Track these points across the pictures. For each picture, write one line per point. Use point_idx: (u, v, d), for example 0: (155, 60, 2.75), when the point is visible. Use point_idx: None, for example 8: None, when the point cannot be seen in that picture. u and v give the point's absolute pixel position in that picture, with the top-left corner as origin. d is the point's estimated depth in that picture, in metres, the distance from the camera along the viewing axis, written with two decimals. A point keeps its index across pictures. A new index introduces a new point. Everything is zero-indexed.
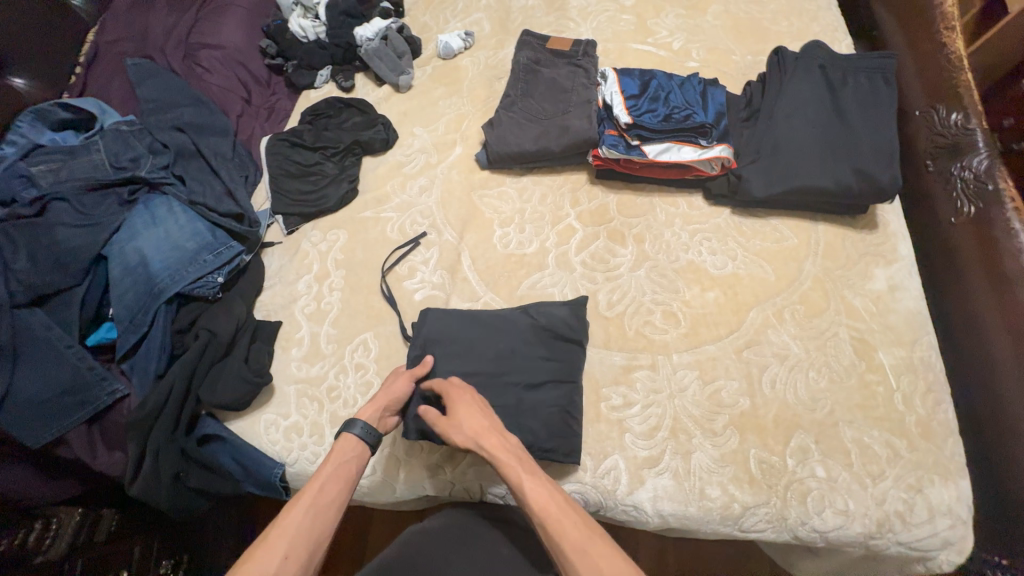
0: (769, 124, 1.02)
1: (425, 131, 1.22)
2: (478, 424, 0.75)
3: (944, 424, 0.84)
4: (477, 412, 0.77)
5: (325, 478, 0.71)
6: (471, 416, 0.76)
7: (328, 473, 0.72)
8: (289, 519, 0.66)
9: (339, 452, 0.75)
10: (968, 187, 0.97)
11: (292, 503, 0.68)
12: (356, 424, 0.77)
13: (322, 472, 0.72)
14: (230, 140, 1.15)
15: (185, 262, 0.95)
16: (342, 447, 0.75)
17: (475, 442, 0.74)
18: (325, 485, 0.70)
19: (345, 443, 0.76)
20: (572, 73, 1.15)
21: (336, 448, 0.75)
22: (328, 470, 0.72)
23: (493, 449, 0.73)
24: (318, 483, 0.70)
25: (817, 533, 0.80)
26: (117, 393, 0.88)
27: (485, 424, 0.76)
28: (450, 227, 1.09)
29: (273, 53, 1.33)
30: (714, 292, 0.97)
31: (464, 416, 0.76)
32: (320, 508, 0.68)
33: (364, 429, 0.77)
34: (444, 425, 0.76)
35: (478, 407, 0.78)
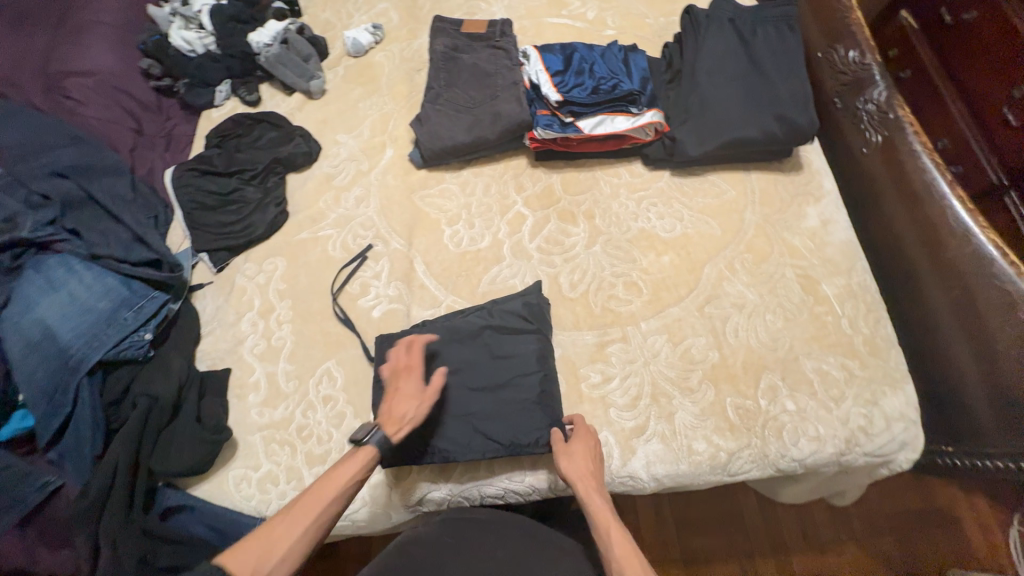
0: (693, 83, 1.05)
1: (350, 137, 1.14)
2: (588, 469, 0.76)
3: (887, 338, 0.92)
4: (589, 458, 0.77)
5: (339, 487, 0.68)
6: (583, 460, 0.76)
7: (344, 485, 0.68)
8: (293, 523, 0.63)
9: (359, 458, 0.71)
10: (873, 117, 1.04)
11: (299, 504, 0.65)
12: (379, 434, 0.73)
13: (338, 480, 0.68)
14: (128, 180, 1.03)
15: (101, 325, 0.84)
16: (363, 457, 0.71)
17: (578, 481, 0.74)
18: (337, 498, 0.67)
19: (365, 454, 0.72)
20: (493, 56, 1.11)
21: (361, 451, 0.72)
22: (346, 482, 0.69)
23: (592, 500, 0.72)
24: (333, 495, 0.67)
25: (796, 461, 0.86)
26: (50, 484, 0.77)
27: (592, 472, 0.76)
28: (396, 235, 1.04)
29: (158, 73, 1.19)
30: (668, 255, 0.99)
31: (579, 458, 0.76)
32: (324, 518, 0.66)
33: (385, 439, 0.73)
34: (564, 456, 0.76)
35: (595, 453, 0.78)
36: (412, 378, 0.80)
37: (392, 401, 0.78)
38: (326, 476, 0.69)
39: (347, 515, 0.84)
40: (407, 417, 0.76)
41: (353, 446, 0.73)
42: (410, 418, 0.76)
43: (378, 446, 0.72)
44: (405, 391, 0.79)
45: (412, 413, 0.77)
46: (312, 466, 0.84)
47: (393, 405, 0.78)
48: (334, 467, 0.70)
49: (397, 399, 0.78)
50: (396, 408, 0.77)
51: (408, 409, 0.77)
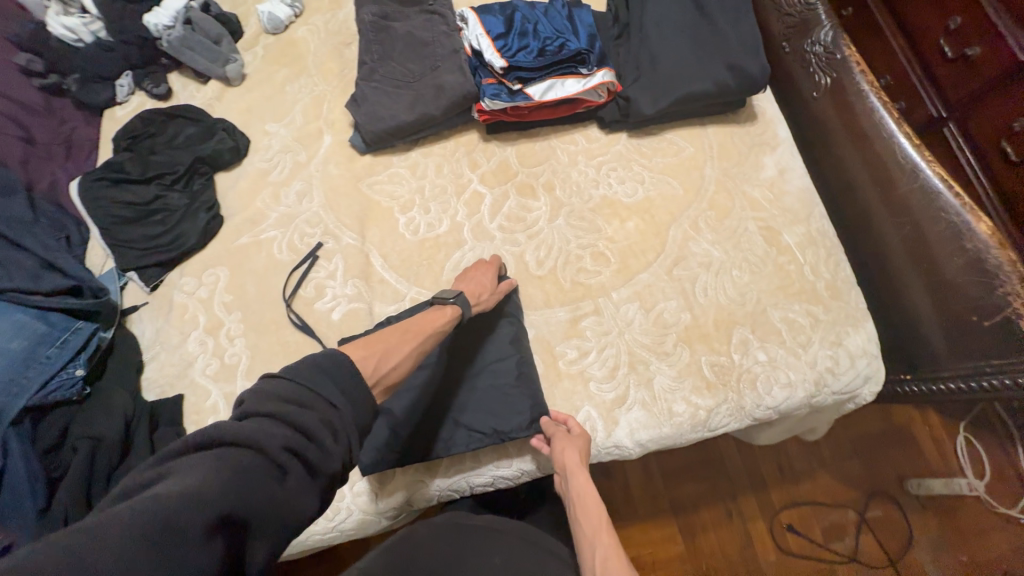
0: (642, 37, 1.00)
1: (281, 126, 1.03)
2: (581, 465, 0.77)
3: (847, 280, 0.95)
4: (582, 455, 0.78)
5: (432, 329, 0.76)
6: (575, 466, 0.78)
7: (437, 328, 0.77)
8: (399, 347, 0.71)
9: (447, 314, 0.79)
10: (822, 59, 1.03)
11: (405, 333, 0.73)
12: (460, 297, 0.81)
13: (434, 324, 0.77)
14: (24, 198, 0.89)
15: (18, 368, 0.75)
16: (448, 312, 0.79)
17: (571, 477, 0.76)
18: (432, 336, 0.76)
19: (450, 311, 0.80)
20: (427, 22, 1.02)
21: (446, 308, 0.80)
22: (439, 327, 0.77)
23: (584, 492, 0.76)
24: (431, 334, 0.76)
25: (771, 409, 0.88)
26: None
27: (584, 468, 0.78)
28: (347, 229, 0.96)
29: (41, 69, 1.02)
30: (633, 221, 0.97)
31: (573, 456, 0.77)
32: (422, 347, 0.74)
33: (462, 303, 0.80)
34: (559, 450, 0.77)
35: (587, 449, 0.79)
36: (488, 270, 0.88)
37: (468, 278, 0.87)
38: (422, 318, 0.77)
39: (331, 526, 0.81)
40: (481, 296, 0.84)
41: (439, 302, 0.81)
42: (482, 301, 0.84)
43: (461, 305, 0.80)
44: (480, 277, 0.86)
45: (486, 296, 0.84)
46: None
47: (467, 283, 0.86)
48: (425, 314, 0.78)
49: (471, 280, 0.86)
50: (472, 286, 0.85)
51: (481, 292, 0.84)
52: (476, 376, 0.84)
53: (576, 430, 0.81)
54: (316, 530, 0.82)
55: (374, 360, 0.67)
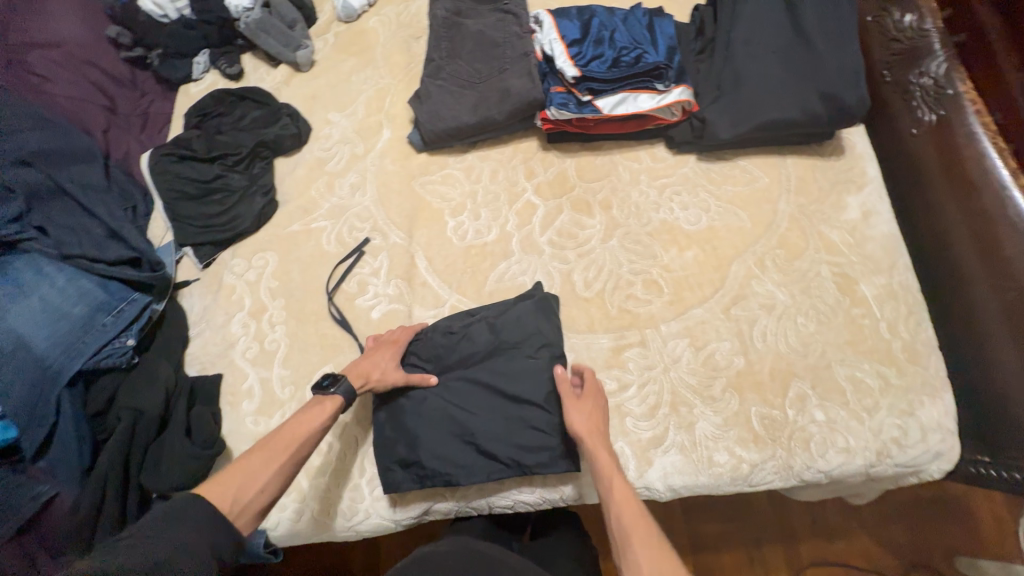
0: (727, 55, 0.92)
1: (343, 116, 1.03)
2: (593, 422, 0.74)
3: (927, 343, 0.85)
4: (592, 413, 0.75)
5: (306, 433, 0.69)
6: (591, 415, 0.75)
7: (311, 432, 0.70)
8: (266, 466, 0.65)
9: (325, 408, 0.72)
10: (928, 93, 0.93)
11: (272, 444, 0.67)
12: (342, 387, 0.74)
13: (309, 424, 0.70)
14: (100, 166, 0.93)
15: (78, 331, 0.78)
16: (328, 407, 0.72)
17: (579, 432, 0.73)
18: (308, 440, 0.69)
19: (331, 403, 0.73)
20: (500, 22, 0.99)
21: (326, 400, 0.73)
22: (316, 428, 0.70)
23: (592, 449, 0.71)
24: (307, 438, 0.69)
25: (822, 473, 0.81)
26: (42, 497, 0.72)
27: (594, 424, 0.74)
28: (395, 227, 0.95)
29: (129, 43, 1.07)
30: (692, 251, 0.91)
31: (579, 412, 0.75)
32: (295, 458, 0.68)
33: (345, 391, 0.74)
34: (568, 409, 0.75)
35: (600, 405, 0.76)
36: (394, 349, 0.82)
37: (364, 361, 0.79)
38: (298, 419, 0.70)
39: (348, 525, 0.81)
40: (376, 377, 0.77)
41: (319, 393, 0.74)
42: (375, 381, 0.77)
43: (344, 394, 0.74)
44: (380, 355, 0.80)
45: (385, 377, 0.78)
46: (312, 477, 0.82)
47: (357, 364, 0.79)
48: (298, 414, 0.71)
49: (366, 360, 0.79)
50: (365, 366, 0.78)
51: (373, 372, 0.78)
52: (505, 401, 0.79)
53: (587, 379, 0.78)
54: (332, 527, 0.81)
55: (232, 494, 0.61)
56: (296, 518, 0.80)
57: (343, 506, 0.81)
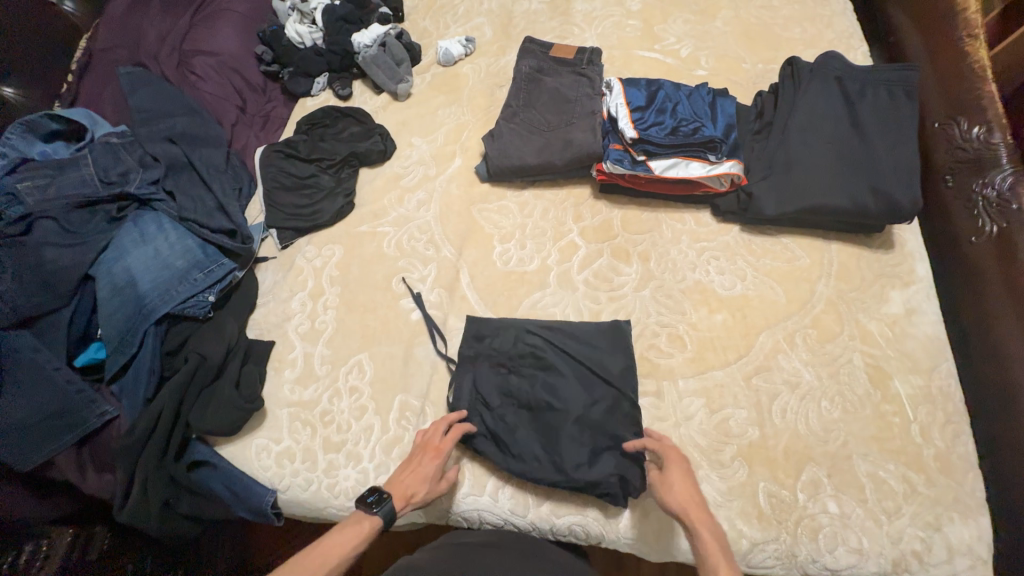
0: (782, 139, 0.97)
1: (424, 142, 1.18)
2: (691, 497, 0.71)
3: (964, 458, 0.80)
4: (689, 486, 0.73)
5: (335, 559, 0.69)
6: (685, 490, 0.72)
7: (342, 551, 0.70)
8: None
9: (362, 529, 0.73)
10: (991, 205, 0.92)
11: (303, 564, 0.68)
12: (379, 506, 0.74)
13: (340, 549, 0.70)
14: (224, 152, 1.12)
15: (173, 281, 0.92)
16: (365, 527, 0.72)
17: (682, 513, 0.70)
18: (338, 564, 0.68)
19: (369, 524, 0.73)
20: (576, 82, 1.11)
21: (365, 519, 0.73)
22: (349, 551, 0.70)
23: (701, 535, 0.67)
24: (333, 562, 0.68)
25: (828, 570, 0.76)
26: (105, 414, 0.89)
27: (696, 501, 0.71)
28: (448, 243, 1.05)
29: (269, 60, 1.30)
30: (721, 314, 0.93)
31: (679, 484, 0.73)
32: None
33: (384, 511, 0.73)
34: (661, 490, 0.73)
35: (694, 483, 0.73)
36: (435, 462, 0.78)
37: (406, 475, 0.78)
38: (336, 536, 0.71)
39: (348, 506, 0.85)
40: (415, 497, 0.76)
41: (360, 510, 0.74)
42: (415, 501, 0.76)
43: (385, 518, 0.73)
44: (421, 470, 0.78)
45: (422, 493, 0.76)
46: (327, 451, 0.88)
47: (402, 479, 0.78)
48: (333, 535, 0.71)
49: (410, 475, 0.78)
50: (407, 485, 0.76)
51: (417, 492, 0.76)
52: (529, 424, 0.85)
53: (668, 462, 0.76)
54: (334, 504, 0.86)
55: None
56: (305, 486, 0.87)
57: (348, 486, 0.86)
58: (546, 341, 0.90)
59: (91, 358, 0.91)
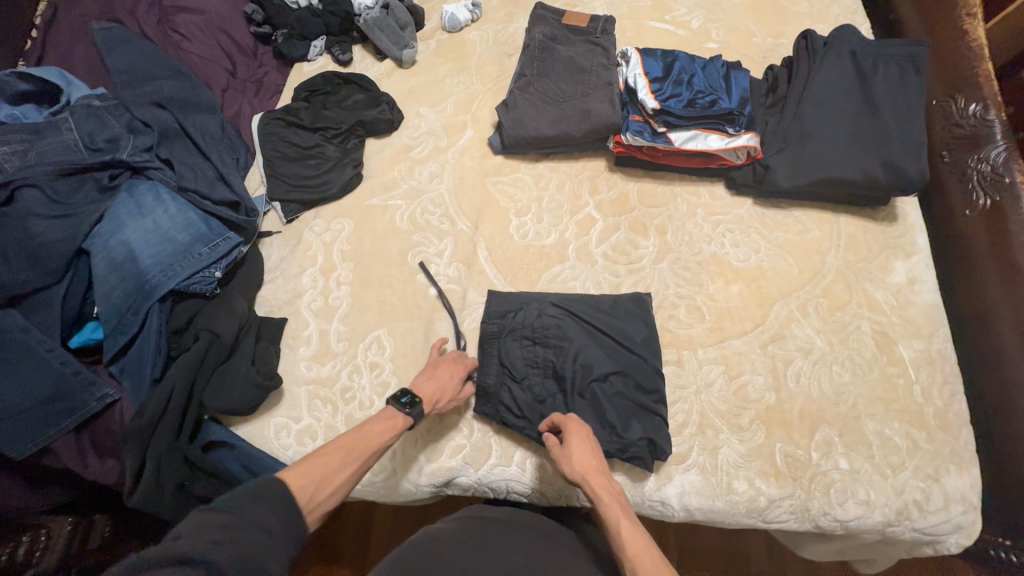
0: (796, 112, 0.99)
1: (433, 112, 1.13)
2: (589, 465, 0.73)
3: (960, 414, 0.86)
4: (587, 451, 0.75)
5: (374, 446, 0.69)
6: (584, 454, 0.74)
7: (382, 439, 0.70)
8: (343, 467, 0.65)
9: (395, 423, 0.73)
10: (985, 178, 0.96)
11: (348, 442, 0.68)
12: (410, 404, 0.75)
13: (379, 436, 0.70)
14: (218, 119, 1.05)
15: (177, 255, 0.86)
16: (399, 422, 0.73)
17: (584, 481, 0.72)
18: (376, 453, 0.69)
19: (401, 421, 0.74)
20: (590, 51, 1.09)
21: (397, 417, 0.74)
22: (380, 444, 0.70)
23: (603, 501, 0.69)
24: (375, 446, 0.69)
25: (838, 522, 0.81)
26: (107, 398, 0.83)
27: (595, 466, 0.74)
28: (464, 217, 1.03)
29: (260, 20, 1.21)
30: (737, 285, 0.96)
31: (578, 453, 0.74)
32: (363, 466, 0.67)
33: (415, 409, 0.75)
34: (562, 460, 0.74)
35: (595, 450, 0.76)
36: (458, 372, 0.83)
37: (430, 380, 0.80)
38: (365, 429, 0.70)
39: (373, 480, 0.86)
40: (438, 404, 0.79)
41: (392, 407, 0.74)
42: (438, 406, 0.79)
43: (416, 414, 0.75)
44: (445, 377, 0.82)
45: (444, 400, 0.80)
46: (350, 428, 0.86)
47: (426, 384, 0.79)
48: (370, 423, 0.72)
49: (433, 381, 0.80)
50: (432, 387, 0.79)
51: (442, 396, 0.80)
52: (558, 394, 0.85)
53: (572, 424, 0.78)
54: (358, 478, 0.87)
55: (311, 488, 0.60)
56: None
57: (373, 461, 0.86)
58: (563, 311, 0.90)
59: (87, 338, 0.86)
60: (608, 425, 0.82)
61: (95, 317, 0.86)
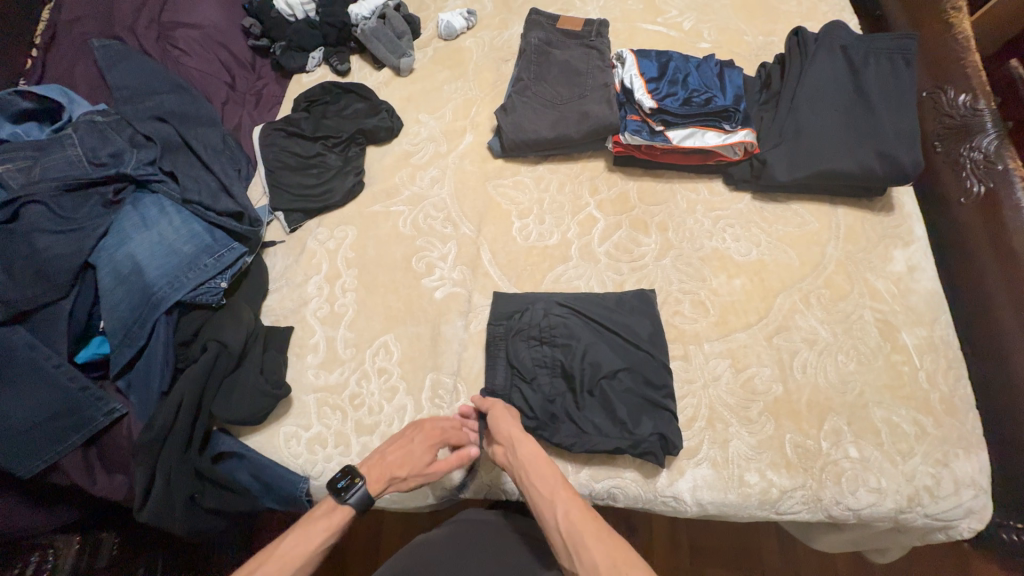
0: (791, 107, 1.00)
1: (432, 118, 1.14)
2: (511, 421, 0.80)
3: (965, 399, 0.87)
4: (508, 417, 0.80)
5: (312, 548, 0.67)
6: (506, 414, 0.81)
7: (313, 550, 0.67)
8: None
9: (331, 522, 0.70)
10: (978, 166, 0.98)
11: (268, 561, 0.65)
12: (352, 491, 0.72)
13: (314, 537, 0.68)
14: (220, 132, 1.06)
15: (183, 267, 0.86)
16: (336, 518, 0.70)
17: (508, 435, 0.77)
18: (311, 559, 0.67)
19: (341, 513, 0.71)
20: (585, 54, 1.10)
21: (336, 510, 0.71)
22: (318, 544, 0.68)
23: (524, 445, 0.75)
24: (301, 561, 0.66)
25: (851, 511, 0.82)
26: (114, 413, 0.83)
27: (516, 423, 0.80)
28: (466, 220, 1.04)
29: (258, 33, 1.22)
30: (740, 279, 0.97)
31: (500, 416, 0.80)
32: (300, 575, 0.65)
33: (358, 497, 0.72)
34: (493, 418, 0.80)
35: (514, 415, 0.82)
36: (428, 443, 0.78)
37: (391, 452, 0.77)
38: (299, 530, 0.68)
39: None
40: (395, 477, 0.75)
41: (331, 499, 0.72)
42: (397, 481, 0.75)
43: (358, 505, 0.71)
44: (410, 449, 0.77)
45: (408, 473, 0.76)
46: (360, 435, 0.86)
47: (385, 458, 0.76)
48: (308, 522, 0.70)
49: (396, 453, 0.77)
50: (392, 463, 0.76)
51: (401, 470, 0.76)
52: (568, 392, 0.85)
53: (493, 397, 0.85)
54: None
55: None
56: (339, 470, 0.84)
57: None
58: (569, 310, 0.90)
59: (94, 353, 0.85)
60: (619, 422, 0.82)
61: (102, 331, 0.86)
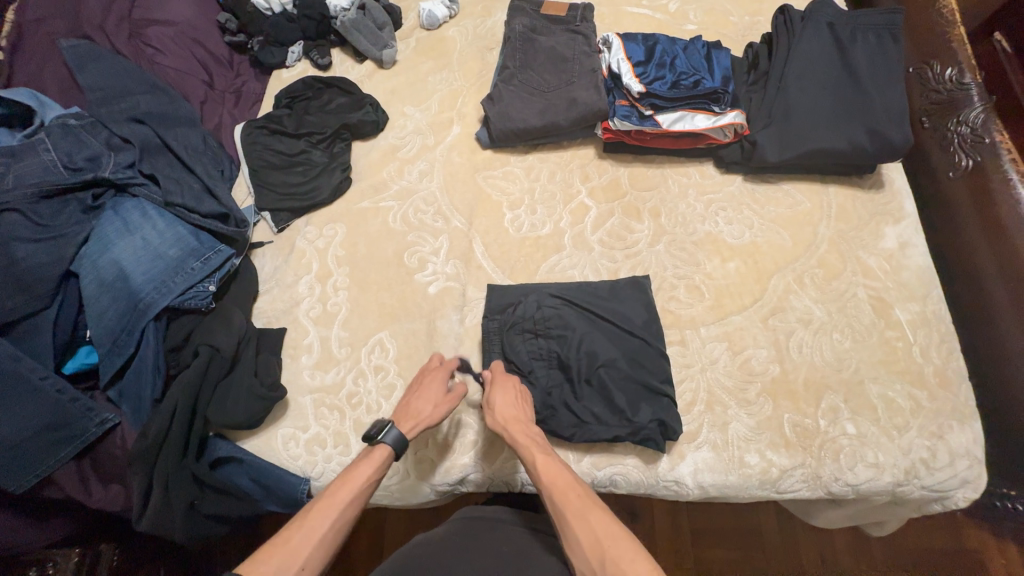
0: (780, 87, 1.00)
1: (418, 111, 1.12)
2: (510, 411, 0.76)
3: (958, 371, 0.88)
4: (512, 401, 0.77)
5: (357, 487, 0.66)
6: (508, 398, 0.77)
7: (360, 486, 0.67)
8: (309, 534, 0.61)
9: (374, 459, 0.70)
10: (966, 140, 0.98)
11: (320, 501, 0.64)
12: (387, 431, 0.72)
13: (356, 478, 0.67)
14: (200, 131, 1.03)
15: (169, 272, 0.84)
16: (376, 456, 0.70)
17: (504, 430, 0.74)
18: (355, 498, 0.66)
19: (380, 453, 0.71)
20: (571, 40, 1.09)
21: (375, 449, 0.71)
22: (363, 483, 0.67)
23: (520, 442, 0.72)
24: (350, 497, 0.65)
25: (849, 486, 0.83)
26: (106, 422, 0.81)
27: (516, 415, 0.76)
28: (457, 213, 1.02)
29: (234, 28, 1.19)
30: (734, 262, 0.97)
31: (501, 403, 0.77)
32: (345, 512, 0.64)
33: (394, 436, 0.72)
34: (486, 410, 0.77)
35: (512, 396, 0.78)
36: (438, 380, 0.80)
37: (412, 399, 0.77)
38: (344, 475, 0.68)
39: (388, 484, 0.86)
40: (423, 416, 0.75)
41: (367, 444, 0.72)
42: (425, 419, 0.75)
43: (393, 445, 0.71)
44: (427, 389, 0.78)
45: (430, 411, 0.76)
46: (359, 434, 0.85)
47: (408, 406, 0.77)
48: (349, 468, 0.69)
49: (417, 398, 0.77)
50: (415, 406, 0.76)
51: (423, 408, 0.76)
52: (568, 382, 0.85)
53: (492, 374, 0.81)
54: None
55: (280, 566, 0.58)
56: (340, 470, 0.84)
57: None
58: (563, 300, 0.90)
59: (81, 364, 0.83)
60: (617, 413, 0.82)
61: (89, 340, 0.84)
